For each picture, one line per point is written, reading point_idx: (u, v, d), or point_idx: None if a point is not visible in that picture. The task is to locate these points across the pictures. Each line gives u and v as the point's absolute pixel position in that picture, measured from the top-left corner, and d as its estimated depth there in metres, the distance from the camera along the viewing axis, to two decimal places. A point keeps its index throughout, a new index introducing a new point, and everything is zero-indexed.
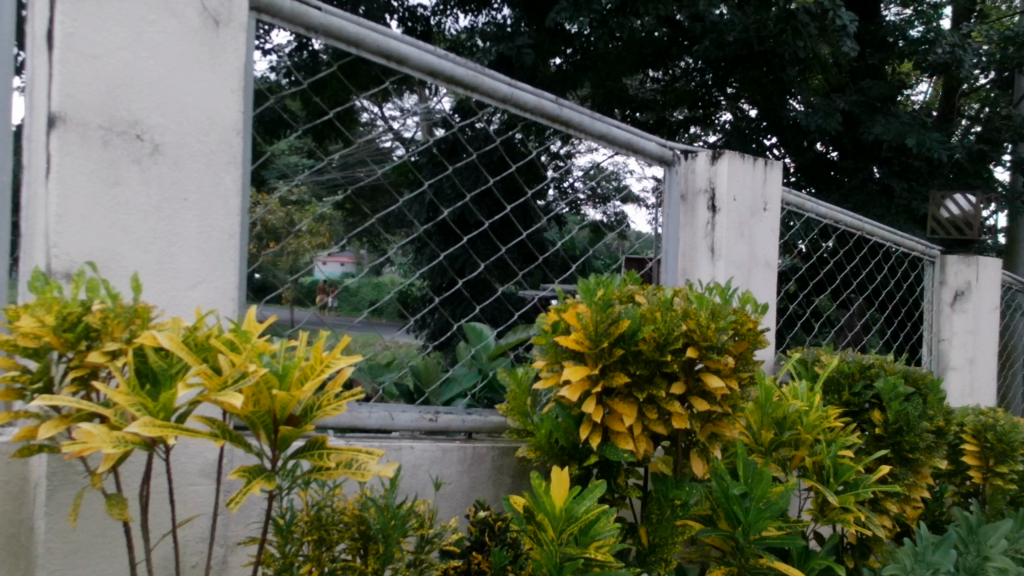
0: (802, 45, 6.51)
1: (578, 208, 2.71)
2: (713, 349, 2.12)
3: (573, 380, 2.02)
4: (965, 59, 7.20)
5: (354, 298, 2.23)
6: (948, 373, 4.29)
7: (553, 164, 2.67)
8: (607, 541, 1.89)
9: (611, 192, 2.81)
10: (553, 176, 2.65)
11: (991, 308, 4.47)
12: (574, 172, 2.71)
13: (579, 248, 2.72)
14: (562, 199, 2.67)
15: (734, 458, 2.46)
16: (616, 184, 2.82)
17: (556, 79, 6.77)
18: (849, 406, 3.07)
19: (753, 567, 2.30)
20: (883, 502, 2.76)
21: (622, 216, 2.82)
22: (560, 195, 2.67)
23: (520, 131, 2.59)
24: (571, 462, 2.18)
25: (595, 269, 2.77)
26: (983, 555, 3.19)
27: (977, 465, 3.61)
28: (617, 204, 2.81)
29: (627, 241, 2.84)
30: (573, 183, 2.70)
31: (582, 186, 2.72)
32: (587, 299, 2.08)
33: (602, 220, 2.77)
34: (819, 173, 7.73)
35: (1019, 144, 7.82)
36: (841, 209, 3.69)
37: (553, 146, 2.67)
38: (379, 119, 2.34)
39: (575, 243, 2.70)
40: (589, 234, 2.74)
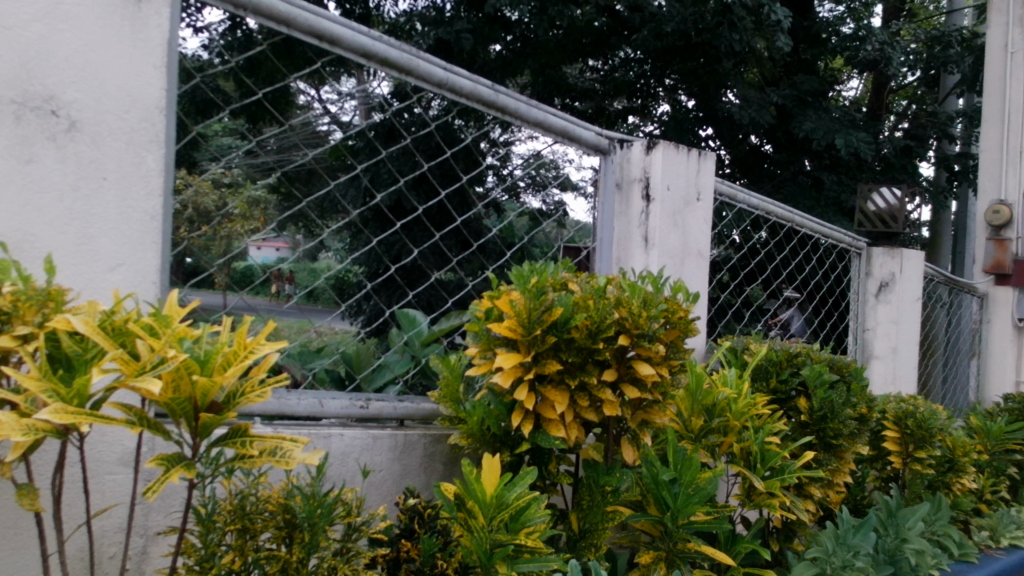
0: (737, 39, 6.58)
1: (517, 196, 2.70)
2: (645, 337, 2.14)
3: (506, 367, 2.02)
4: (893, 58, 7.37)
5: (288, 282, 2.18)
6: (871, 361, 4.41)
7: (493, 152, 2.64)
8: (537, 527, 1.91)
9: (549, 180, 2.80)
10: (491, 162, 2.63)
11: (913, 300, 4.60)
12: (513, 160, 2.70)
13: (516, 235, 2.70)
14: (500, 186, 2.64)
15: (664, 444, 2.50)
16: (554, 173, 2.81)
17: (496, 66, 6.75)
18: (777, 393, 3.14)
19: (681, 550, 2.37)
20: (808, 487, 2.82)
21: (560, 204, 2.82)
22: (498, 181, 2.64)
23: (462, 118, 2.59)
24: (502, 449, 2.18)
25: (531, 257, 2.76)
26: (901, 537, 3.32)
27: (897, 451, 3.72)
28: (555, 192, 2.81)
29: (565, 229, 2.84)
30: (512, 171, 2.69)
31: (521, 173, 2.71)
32: (521, 287, 2.07)
33: (540, 208, 2.76)
34: (752, 165, 7.84)
35: (943, 141, 8.09)
36: (773, 201, 3.76)
37: (493, 133, 2.65)
38: (317, 101, 2.31)
39: (513, 230, 2.68)
40: (527, 222, 2.73)
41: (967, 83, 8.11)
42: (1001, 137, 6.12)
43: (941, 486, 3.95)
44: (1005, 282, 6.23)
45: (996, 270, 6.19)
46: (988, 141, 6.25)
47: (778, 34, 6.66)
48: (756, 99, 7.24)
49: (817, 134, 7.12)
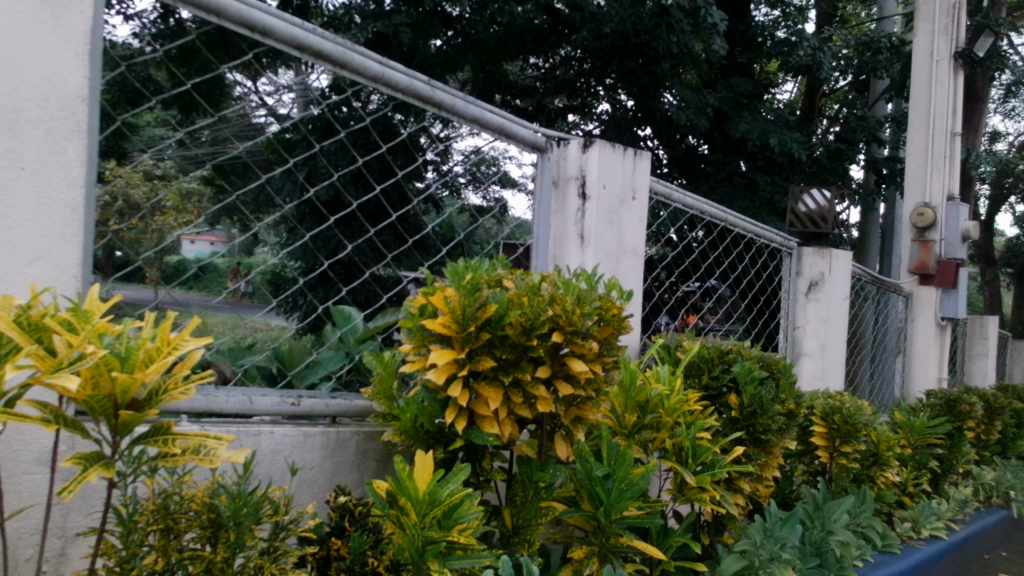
0: (674, 40, 6.69)
1: (457, 191, 2.70)
2: (578, 334, 2.15)
3: (440, 364, 2.01)
4: (824, 62, 7.58)
5: (220, 278, 2.13)
6: (800, 358, 4.53)
7: (434, 147, 2.65)
8: (469, 523, 1.93)
9: (490, 176, 2.80)
10: (431, 158, 2.63)
11: (842, 298, 4.72)
12: (453, 156, 2.68)
13: (455, 232, 2.70)
14: (440, 182, 2.65)
15: (597, 440, 2.53)
16: (495, 169, 2.80)
17: (436, 61, 6.75)
18: (708, 389, 3.19)
19: (614, 545, 2.43)
20: (737, 481, 2.87)
21: (502, 201, 2.82)
22: (438, 178, 2.64)
23: (402, 113, 2.57)
24: (436, 447, 2.18)
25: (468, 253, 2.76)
26: (826, 529, 3.42)
27: (824, 445, 3.82)
28: (495, 189, 2.80)
29: (504, 226, 2.83)
30: (453, 166, 2.68)
31: (460, 169, 2.69)
32: (455, 283, 2.06)
33: (479, 205, 2.76)
34: (690, 165, 7.97)
35: (872, 145, 8.33)
36: (708, 201, 3.81)
37: (433, 129, 2.65)
38: (252, 93, 2.28)
39: (452, 226, 2.69)
40: (467, 219, 2.74)
41: (896, 89, 8.36)
42: (926, 141, 6.35)
43: (866, 479, 4.07)
44: (928, 282, 6.43)
45: (920, 270, 6.39)
46: (914, 146, 6.44)
47: (714, 37, 6.76)
48: (693, 100, 7.35)
49: (752, 136, 7.27)
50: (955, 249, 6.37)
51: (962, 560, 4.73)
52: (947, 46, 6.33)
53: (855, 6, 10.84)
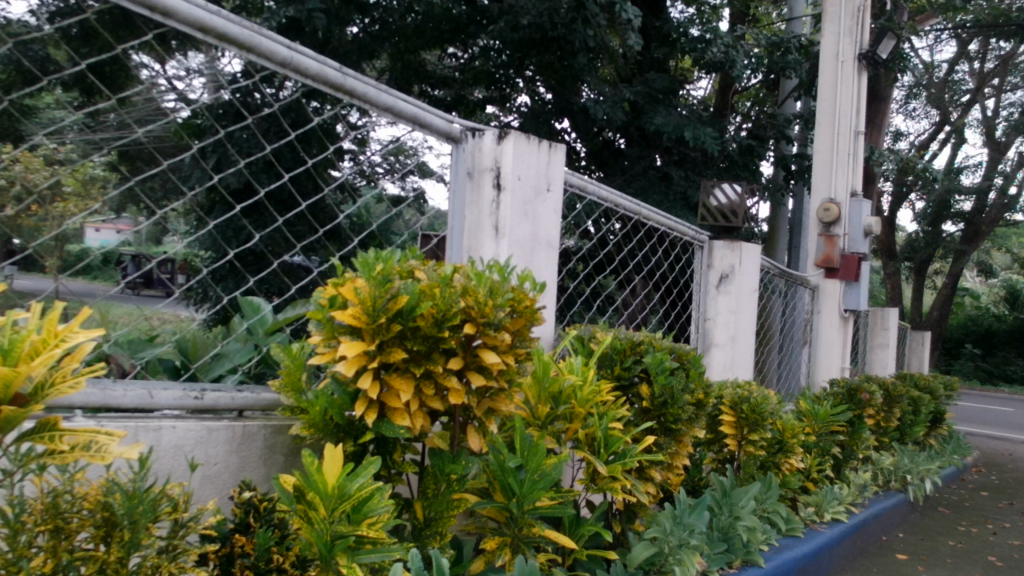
0: (591, 34, 6.76)
1: (375, 181, 2.64)
2: (490, 325, 2.15)
3: (350, 355, 1.98)
4: (737, 60, 7.74)
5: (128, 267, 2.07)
6: (711, 349, 4.65)
7: (351, 136, 2.60)
8: (379, 517, 1.93)
9: (409, 167, 2.75)
10: (350, 146, 2.58)
11: (750, 291, 4.85)
12: (371, 145, 2.64)
13: (371, 221, 2.64)
14: (357, 173, 2.59)
15: (510, 431, 2.54)
16: (413, 160, 2.76)
17: (354, 48, 6.88)
18: (620, 380, 3.22)
19: (526, 535, 2.45)
20: (648, 470, 2.92)
21: (420, 191, 2.79)
22: (356, 169, 2.59)
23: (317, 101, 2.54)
24: (346, 440, 2.14)
25: (382, 244, 2.71)
26: (734, 515, 3.54)
27: (733, 433, 3.92)
28: (414, 179, 2.77)
29: (423, 217, 2.82)
30: (370, 156, 2.63)
31: (379, 159, 2.65)
32: (365, 275, 2.04)
33: (397, 194, 2.72)
34: (607, 159, 8.07)
35: (781, 142, 8.56)
36: (622, 194, 3.85)
37: (350, 117, 2.61)
38: (161, 76, 2.24)
39: (367, 215, 2.62)
40: (387, 207, 2.70)
41: (804, 88, 8.61)
42: (832, 139, 6.59)
43: (772, 466, 4.20)
44: (833, 275, 6.65)
45: (825, 264, 6.59)
46: (820, 143, 6.66)
47: (629, 32, 6.83)
48: (609, 95, 7.41)
49: (667, 131, 7.39)
50: (857, 244, 6.63)
51: (862, 542, 4.93)
52: (851, 46, 6.58)
53: (766, 6, 11.11)
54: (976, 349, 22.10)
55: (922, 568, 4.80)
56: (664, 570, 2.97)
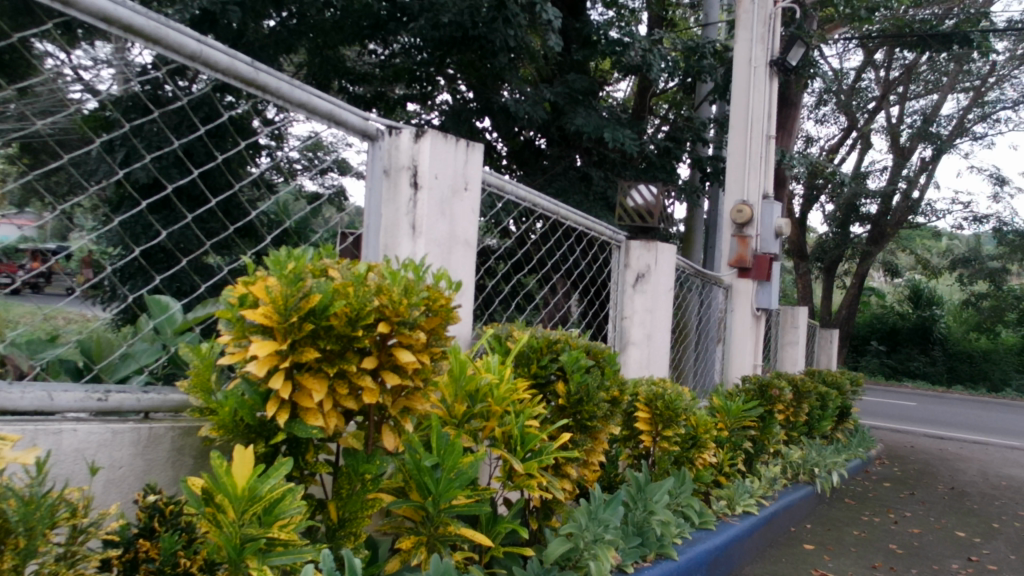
0: (512, 34, 6.77)
1: (293, 177, 2.64)
2: (405, 324, 2.15)
3: (261, 356, 1.95)
4: (654, 64, 7.87)
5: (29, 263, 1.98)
6: (628, 348, 4.76)
7: (268, 131, 2.59)
8: (291, 519, 1.91)
9: (328, 164, 2.73)
10: (266, 142, 2.56)
11: (666, 290, 4.95)
12: (289, 141, 2.62)
13: (290, 215, 2.63)
14: (275, 168, 2.58)
15: (427, 430, 2.54)
16: (332, 156, 2.75)
17: (270, 41, 6.81)
18: (537, 378, 3.25)
19: (441, 534, 2.46)
20: (564, 467, 2.96)
21: (340, 188, 2.77)
22: (273, 164, 2.58)
23: (232, 95, 2.52)
24: (257, 441, 2.11)
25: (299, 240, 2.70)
26: (649, 509, 3.63)
27: (648, 430, 3.99)
28: (334, 176, 2.75)
29: (345, 214, 2.81)
30: (287, 153, 2.62)
31: (297, 155, 2.64)
32: (277, 272, 2.01)
33: (317, 190, 2.70)
34: (528, 159, 8.10)
35: (697, 144, 8.73)
36: (539, 193, 3.86)
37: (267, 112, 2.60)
38: (66, 65, 2.21)
39: (287, 210, 2.62)
40: (307, 205, 2.68)
41: (719, 91, 8.81)
42: (745, 142, 6.78)
43: (685, 461, 4.30)
44: (746, 275, 6.83)
45: (739, 264, 6.78)
46: (734, 146, 6.85)
47: (550, 33, 6.88)
48: (530, 95, 7.40)
49: (587, 132, 7.46)
50: (768, 245, 6.80)
51: (772, 533, 5.09)
52: (763, 53, 6.79)
53: (684, 11, 11.35)
54: (881, 346, 23.08)
55: (828, 557, 4.98)
56: (579, 565, 3.02)
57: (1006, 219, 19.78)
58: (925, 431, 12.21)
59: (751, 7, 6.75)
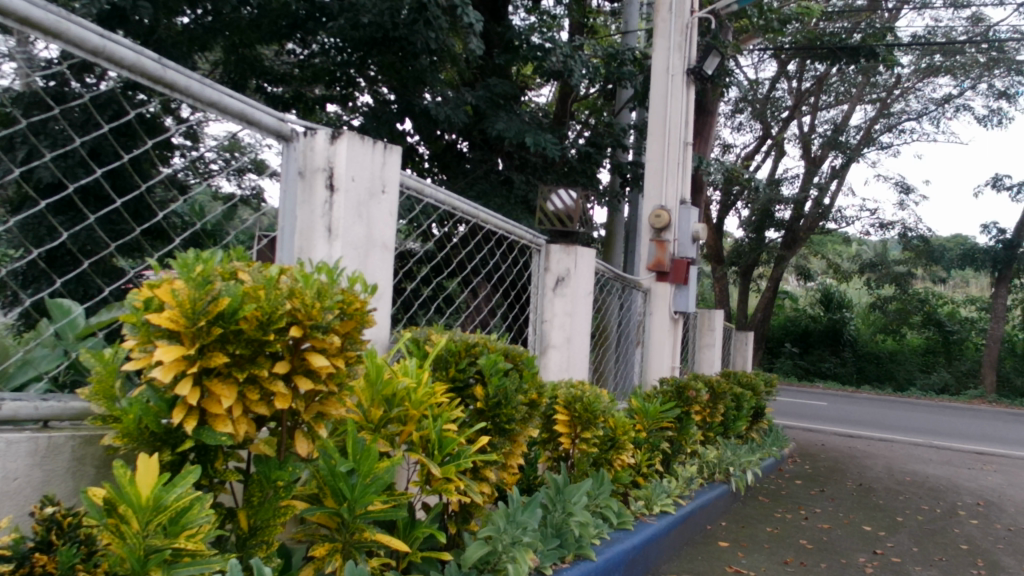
0: (433, 36, 6.72)
1: (209, 178, 2.58)
2: (319, 328, 2.12)
3: (166, 361, 1.90)
4: (575, 70, 7.94)
5: None
6: (548, 350, 4.78)
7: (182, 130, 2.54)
8: (199, 528, 1.86)
9: (246, 164, 2.70)
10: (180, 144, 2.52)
11: (585, 294, 5.01)
12: (205, 141, 2.59)
13: (206, 216, 2.57)
14: (189, 170, 2.55)
15: (341, 436, 2.50)
16: (251, 157, 2.71)
17: (184, 38, 6.72)
18: (455, 382, 3.25)
19: (357, 541, 2.44)
20: (483, 470, 2.95)
21: (257, 190, 2.73)
22: (188, 165, 2.55)
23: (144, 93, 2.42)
24: (163, 449, 2.05)
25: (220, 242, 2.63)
26: (567, 511, 3.68)
27: (566, 432, 4.03)
28: (253, 178, 2.72)
29: (265, 217, 2.74)
30: (204, 153, 2.58)
31: (213, 156, 2.59)
32: (184, 275, 1.95)
33: (235, 193, 2.65)
34: (450, 162, 8.14)
35: (617, 150, 8.84)
36: (459, 197, 3.90)
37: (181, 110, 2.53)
38: None
39: (202, 211, 2.55)
40: (222, 207, 2.61)
41: (639, 99, 8.95)
42: (663, 148, 6.91)
43: (604, 462, 4.35)
44: (664, 279, 6.96)
45: (657, 267, 6.91)
46: (652, 152, 6.98)
47: (471, 36, 6.87)
48: (452, 98, 7.39)
49: (508, 136, 7.48)
50: (685, 249, 6.96)
51: (688, 532, 5.19)
52: (680, 62, 6.95)
53: (604, 18, 11.52)
54: (794, 347, 23.85)
55: (742, 554, 5.11)
56: (498, 568, 3.01)
57: (911, 225, 20.64)
58: (836, 429, 12.64)
59: (669, 17, 6.95)
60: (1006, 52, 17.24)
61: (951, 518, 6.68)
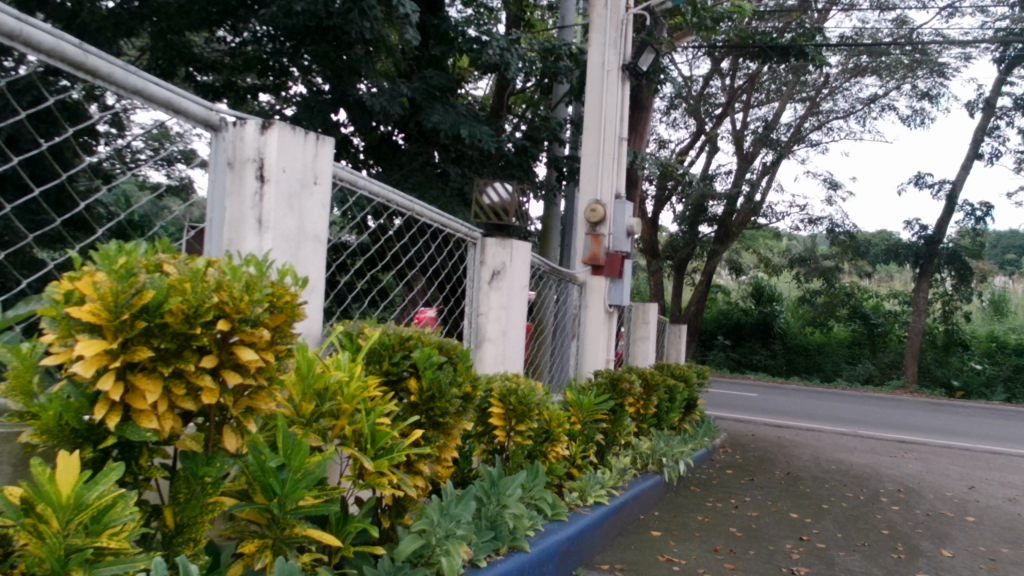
0: (368, 26, 6.61)
1: (137, 168, 2.51)
2: (247, 322, 2.08)
3: (88, 355, 1.84)
4: (511, 64, 7.97)
5: None
6: (483, 343, 4.81)
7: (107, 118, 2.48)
8: (122, 527, 1.82)
9: (175, 154, 2.64)
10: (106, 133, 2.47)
11: (521, 287, 5.01)
12: (131, 129, 2.54)
13: (134, 206, 2.47)
14: (114, 160, 2.54)
15: (272, 430, 2.47)
16: (181, 147, 2.65)
17: (109, 22, 6.62)
18: (388, 375, 3.23)
19: (287, 536, 2.41)
20: (417, 464, 2.94)
21: (187, 180, 2.69)
22: (113, 155, 2.54)
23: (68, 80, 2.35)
24: (85, 446, 1.99)
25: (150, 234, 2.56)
26: (502, 503, 3.69)
27: (501, 425, 4.04)
28: (182, 168, 2.67)
29: (194, 209, 2.71)
30: (131, 142, 2.54)
31: (141, 145, 2.54)
32: (106, 267, 1.90)
33: (165, 183, 2.61)
34: (385, 154, 8.15)
35: (553, 144, 8.89)
36: (394, 190, 3.90)
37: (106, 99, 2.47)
38: None
39: (129, 200, 2.46)
40: (150, 198, 2.54)
41: (574, 94, 9.03)
42: (598, 143, 6.99)
43: (539, 455, 4.37)
44: (599, 272, 7.01)
45: (592, 261, 6.97)
46: (587, 147, 7.04)
47: (407, 27, 6.82)
48: (387, 89, 7.34)
49: (443, 129, 7.46)
50: (620, 243, 7.04)
51: (621, 522, 5.25)
52: (615, 57, 7.02)
53: (542, 13, 11.58)
54: (727, 340, 24.36)
55: (673, 543, 5.21)
56: (431, 562, 3.02)
57: (838, 221, 21.24)
58: (765, 419, 12.97)
59: (604, 12, 7.01)
60: (929, 54, 17.84)
61: (873, 505, 6.91)
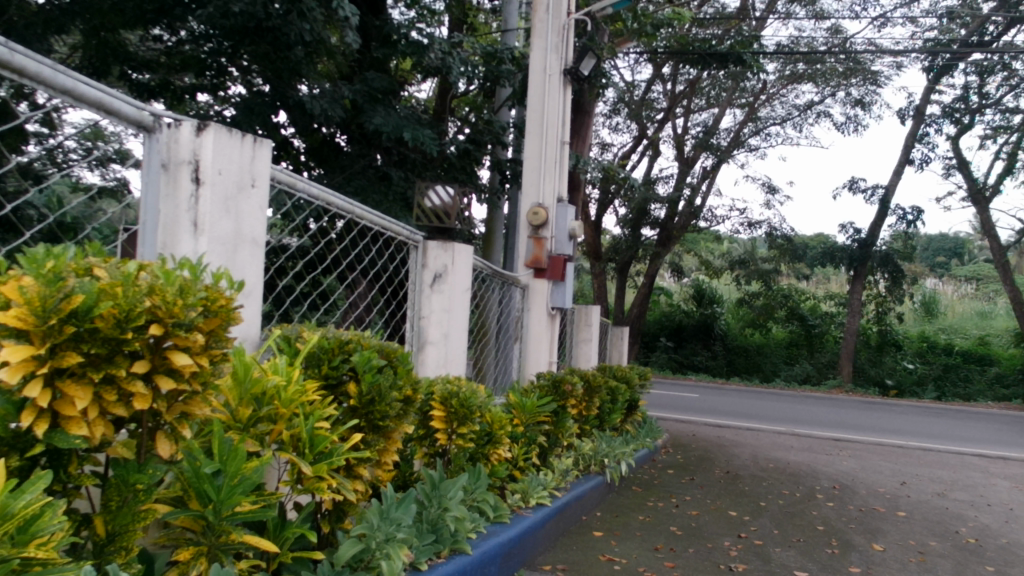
0: (307, 28, 6.66)
1: (70, 168, 2.48)
2: (181, 326, 2.06)
3: (14, 361, 1.79)
4: (452, 67, 8.00)
5: None
6: (425, 346, 4.78)
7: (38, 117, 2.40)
8: (49, 536, 1.78)
9: (110, 154, 2.62)
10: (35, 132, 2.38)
11: (462, 290, 5.03)
12: (64, 128, 2.47)
13: (65, 207, 2.44)
14: (47, 159, 2.45)
15: (207, 436, 2.44)
16: (115, 147, 2.63)
17: (38, 19, 6.55)
18: (328, 379, 3.20)
19: (223, 543, 2.39)
20: (356, 467, 2.94)
21: (122, 180, 2.67)
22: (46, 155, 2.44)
23: None
24: (10, 454, 1.92)
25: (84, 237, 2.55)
26: (443, 506, 3.70)
27: (442, 427, 4.05)
28: (116, 168, 2.65)
29: (130, 211, 2.68)
30: (65, 142, 2.47)
31: (73, 144, 2.49)
32: (33, 271, 1.85)
33: (98, 184, 2.58)
34: (327, 156, 8.06)
35: (496, 147, 8.91)
36: (336, 192, 3.80)
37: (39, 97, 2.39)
38: None
39: (61, 201, 2.42)
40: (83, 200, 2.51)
41: (516, 97, 9.05)
42: (541, 146, 7.03)
43: (481, 457, 4.39)
44: (541, 275, 7.05)
45: (535, 264, 7.01)
46: (530, 151, 7.06)
47: (347, 30, 6.78)
48: (327, 91, 7.28)
49: (385, 131, 7.43)
50: (562, 246, 7.10)
51: (564, 523, 5.29)
52: (557, 62, 7.09)
53: (485, 16, 11.60)
54: (669, 342, 24.68)
55: (615, 542, 5.28)
56: (371, 566, 3.00)
57: (776, 225, 21.69)
58: (706, 420, 13.16)
59: (546, 17, 7.07)
60: (861, 63, 18.35)
61: (808, 501, 7.08)
